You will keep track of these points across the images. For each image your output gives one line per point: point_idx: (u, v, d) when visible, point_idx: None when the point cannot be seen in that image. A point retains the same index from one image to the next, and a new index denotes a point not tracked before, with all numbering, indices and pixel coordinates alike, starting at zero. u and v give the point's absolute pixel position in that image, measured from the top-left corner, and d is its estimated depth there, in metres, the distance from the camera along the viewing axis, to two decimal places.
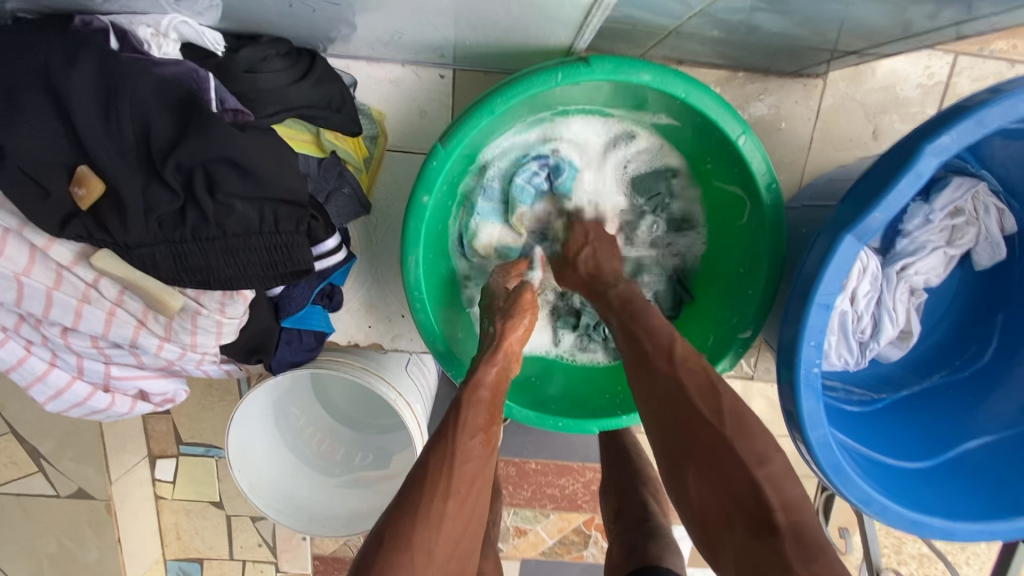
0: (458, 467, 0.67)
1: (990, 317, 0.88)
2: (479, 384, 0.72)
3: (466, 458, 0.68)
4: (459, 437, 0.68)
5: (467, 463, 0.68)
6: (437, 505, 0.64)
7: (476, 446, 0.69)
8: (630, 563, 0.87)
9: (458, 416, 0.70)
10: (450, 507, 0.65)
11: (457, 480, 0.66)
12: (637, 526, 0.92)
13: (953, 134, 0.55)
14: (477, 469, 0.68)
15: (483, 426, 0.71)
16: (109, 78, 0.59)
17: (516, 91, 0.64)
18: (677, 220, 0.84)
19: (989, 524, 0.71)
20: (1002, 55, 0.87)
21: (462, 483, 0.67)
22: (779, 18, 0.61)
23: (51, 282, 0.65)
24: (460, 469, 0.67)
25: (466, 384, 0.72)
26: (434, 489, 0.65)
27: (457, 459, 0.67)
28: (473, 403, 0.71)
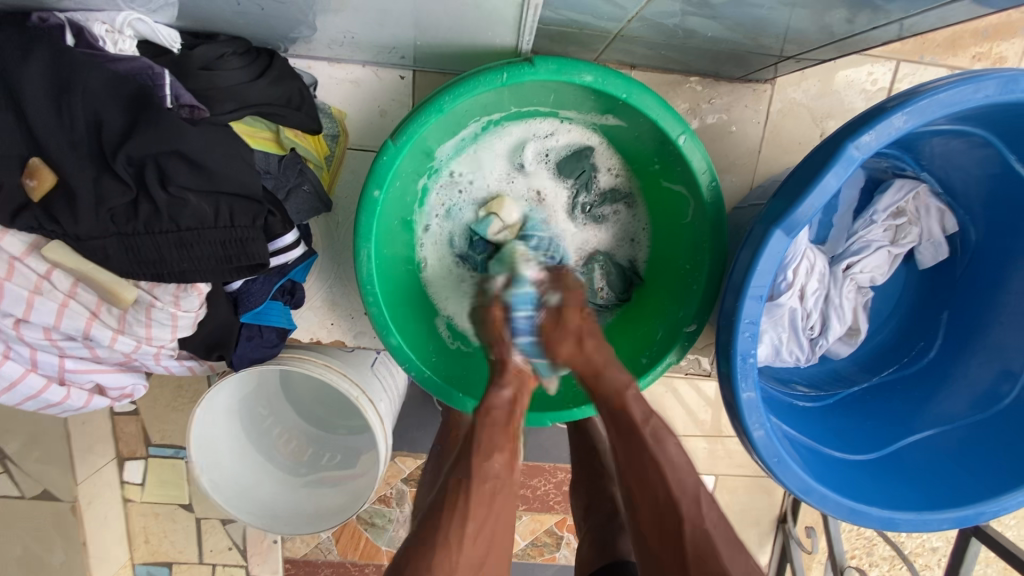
0: (476, 489, 0.70)
1: (936, 315, 0.90)
2: (492, 405, 0.73)
3: (484, 478, 0.70)
4: (476, 457, 0.71)
5: (486, 484, 0.70)
6: (457, 528, 0.67)
7: (493, 462, 0.71)
8: (599, 558, 0.85)
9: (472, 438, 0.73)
10: (470, 529, 0.67)
11: (475, 499, 0.69)
12: (607, 519, 0.91)
13: (873, 134, 0.59)
14: (495, 490, 0.70)
15: (502, 446, 0.72)
16: (61, 73, 0.60)
17: (462, 91, 0.68)
18: (612, 192, 0.88)
19: (924, 514, 0.73)
20: (941, 62, 0.91)
21: (481, 503, 0.69)
22: (710, 21, 0.65)
23: (3, 273, 0.67)
24: (478, 490, 0.70)
25: (479, 409, 0.74)
26: (454, 511, 0.68)
27: (473, 481, 0.70)
28: (489, 423, 0.73)
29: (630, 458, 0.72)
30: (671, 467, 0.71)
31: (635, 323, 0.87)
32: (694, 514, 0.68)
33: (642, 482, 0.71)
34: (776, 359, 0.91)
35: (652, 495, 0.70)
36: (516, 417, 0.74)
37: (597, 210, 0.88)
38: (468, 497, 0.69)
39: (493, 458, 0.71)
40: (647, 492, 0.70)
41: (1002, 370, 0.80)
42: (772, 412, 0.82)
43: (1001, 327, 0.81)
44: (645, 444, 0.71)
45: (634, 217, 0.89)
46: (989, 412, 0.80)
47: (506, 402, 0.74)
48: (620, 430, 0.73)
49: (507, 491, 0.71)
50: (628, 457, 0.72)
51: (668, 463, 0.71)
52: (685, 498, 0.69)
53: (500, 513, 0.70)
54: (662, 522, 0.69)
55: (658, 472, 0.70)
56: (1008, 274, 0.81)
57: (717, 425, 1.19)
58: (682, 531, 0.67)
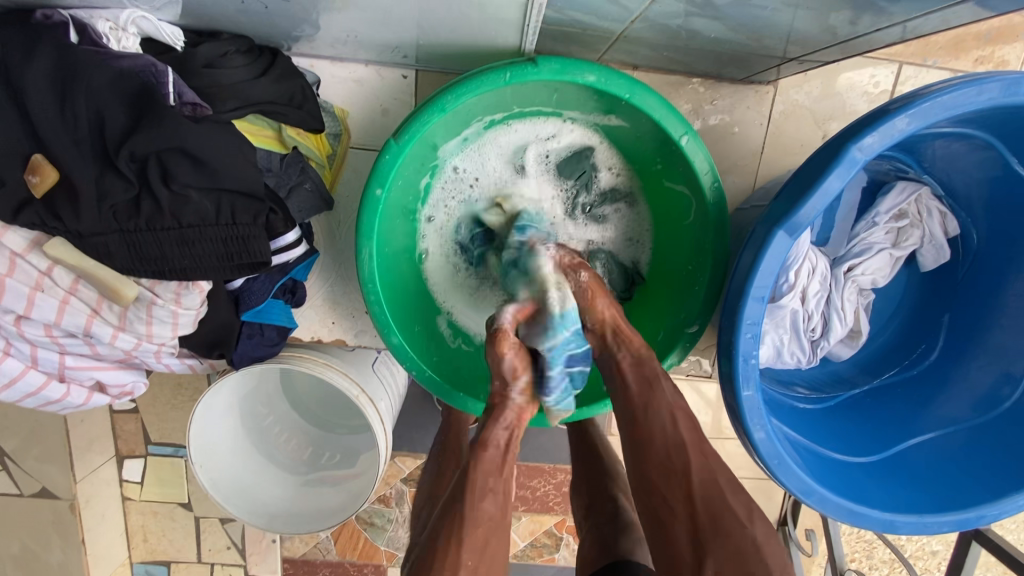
0: (468, 532, 0.66)
1: (937, 318, 0.90)
2: (488, 442, 0.71)
3: (473, 525, 0.67)
4: (467, 501, 0.68)
5: (479, 527, 0.67)
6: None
7: (482, 500, 0.68)
8: (601, 559, 0.85)
9: (464, 480, 0.70)
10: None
11: (468, 545, 0.66)
12: (609, 518, 0.90)
13: (876, 135, 0.59)
14: (488, 534, 0.67)
15: (494, 484, 0.70)
16: (63, 70, 0.60)
17: (466, 90, 0.68)
18: (612, 191, 0.88)
19: (924, 516, 0.73)
20: (944, 65, 0.91)
21: (473, 550, 0.66)
22: (713, 22, 0.66)
23: (4, 269, 0.66)
24: (470, 535, 0.66)
25: (476, 442, 0.71)
26: (445, 562, 0.64)
27: (465, 526, 0.66)
28: (482, 465, 0.70)
29: (643, 415, 0.72)
30: (681, 414, 0.72)
31: (637, 323, 0.87)
32: (703, 466, 0.69)
33: (656, 433, 0.71)
34: (778, 360, 0.91)
35: (659, 449, 0.70)
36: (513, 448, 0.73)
37: (598, 210, 0.88)
38: (459, 545, 0.65)
39: (485, 500, 0.68)
40: (658, 441, 0.71)
41: (1004, 374, 0.80)
42: (773, 414, 0.82)
43: (1004, 330, 0.81)
44: (656, 387, 0.72)
45: (635, 216, 0.88)
46: (990, 414, 0.80)
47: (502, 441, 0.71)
48: (634, 382, 0.73)
49: (501, 528, 0.69)
50: (642, 404, 0.72)
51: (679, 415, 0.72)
52: (695, 449, 0.70)
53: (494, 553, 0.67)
54: (671, 474, 0.69)
55: (668, 418, 0.71)
56: (1010, 277, 0.81)
57: (718, 427, 1.19)
58: (693, 477, 0.69)
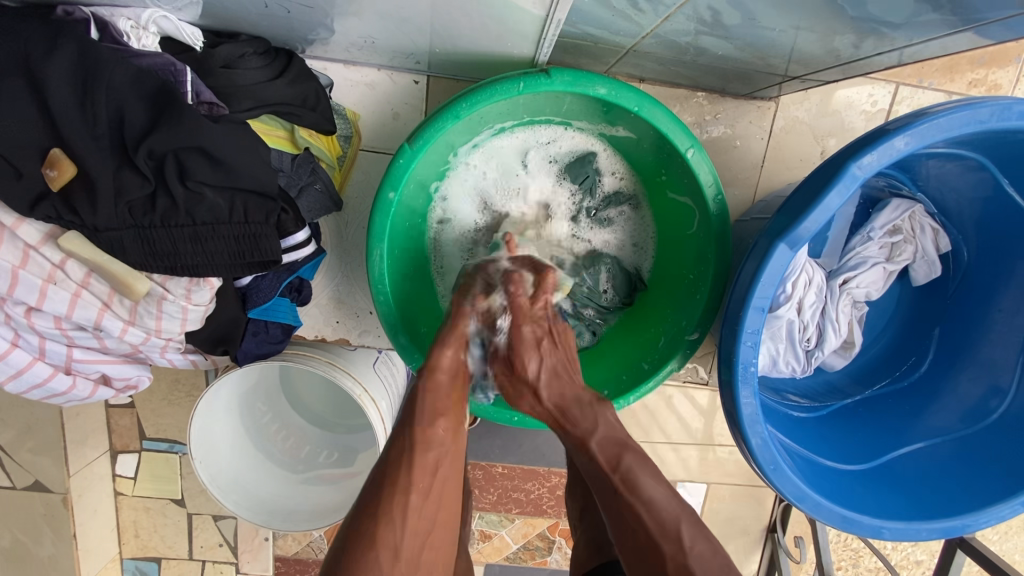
0: (419, 455, 0.68)
1: (929, 331, 0.93)
2: (437, 368, 0.72)
3: (426, 452, 0.68)
4: (419, 424, 0.69)
5: (431, 452, 0.69)
6: (400, 499, 0.65)
7: (437, 429, 0.70)
8: (596, 558, 0.86)
9: (415, 404, 0.70)
10: (413, 499, 0.66)
11: (418, 468, 0.67)
12: (604, 520, 0.92)
13: (875, 154, 0.61)
14: (439, 458, 0.69)
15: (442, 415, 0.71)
16: (86, 67, 0.61)
17: (481, 97, 0.69)
18: (616, 195, 0.89)
19: (913, 522, 0.75)
20: (940, 87, 0.94)
21: (425, 472, 0.67)
22: (722, 41, 0.68)
23: (17, 261, 0.67)
24: (421, 460, 0.68)
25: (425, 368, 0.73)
26: (395, 485, 0.65)
27: (416, 450, 0.67)
28: (432, 387, 0.72)
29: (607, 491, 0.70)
30: (655, 484, 0.69)
31: (637, 328, 0.89)
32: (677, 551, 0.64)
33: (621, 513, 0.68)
34: (773, 369, 0.93)
35: (631, 523, 0.67)
36: (463, 375, 0.74)
37: (603, 213, 0.90)
38: (410, 471, 0.66)
39: (437, 424, 0.70)
40: (632, 542, 0.67)
41: (992, 387, 0.82)
42: (768, 421, 0.84)
43: (992, 345, 0.84)
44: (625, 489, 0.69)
45: (637, 220, 0.91)
46: (979, 426, 0.82)
47: (455, 365, 0.73)
48: (608, 474, 0.70)
49: (453, 458, 0.70)
50: (618, 507, 0.68)
51: (644, 491, 0.68)
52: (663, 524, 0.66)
53: (445, 480, 0.69)
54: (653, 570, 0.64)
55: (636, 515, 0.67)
56: (999, 295, 0.83)
57: (710, 434, 1.21)
58: (670, 575, 0.63)
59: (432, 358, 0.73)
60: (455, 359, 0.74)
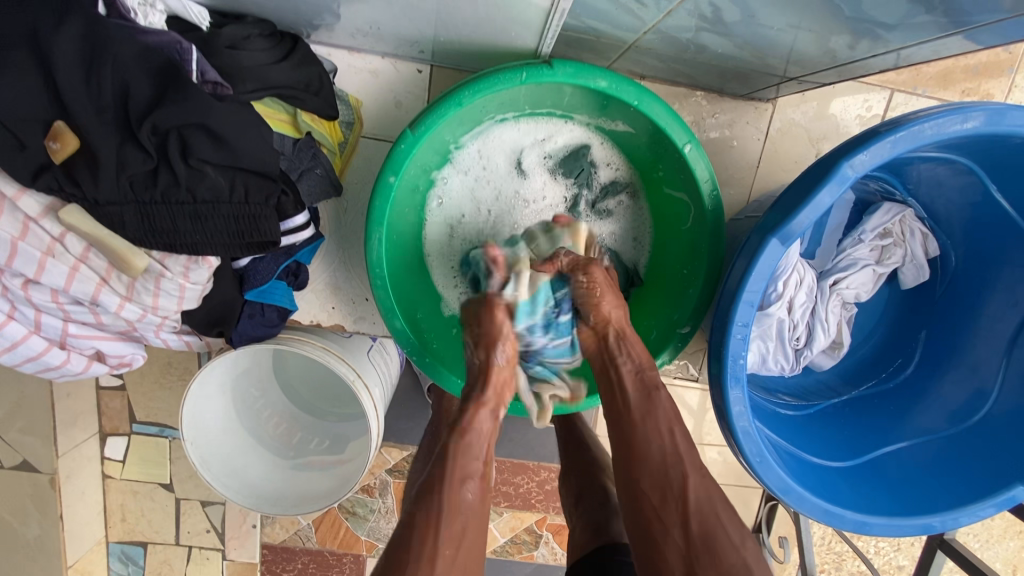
0: (448, 520, 0.64)
1: (914, 334, 0.95)
2: (468, 428, 0.72)
3: (455, 512, 0.65)
4: (450, 485, 0.67)
5: (458, 517, 0.66)
6: (425, 569, 0.60)
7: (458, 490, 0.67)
8: (593, 541, 0.89)
9: (446, 463, 0.69)
10: (439, 570, 0.61)
11: (444, 535, 0.63)
12: (599, 506, 0.94)
13: (866, 154, 0.63)
14: (466, 522, 0.66)
15: (471, 472, 0.69)
16: (91, 41, 0.61)
17: (482, 86, 0.70)
18: (612, 186, 0.90)
19: (895, 519, 0.77)
20: (933, 95, 0.96)
21: (451, 539, 0.63)
22: (722, 39, 0.69)
23: (17, 233, 0.67)
24: (446, 529, 0.64)
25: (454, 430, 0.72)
26: (418, 552, 0.61)
27: (442, 518, 0.64)
28: (463, 448, 0.70)
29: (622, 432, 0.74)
30: (677, 426, 0.73)
31: (631, 321, 0.91)
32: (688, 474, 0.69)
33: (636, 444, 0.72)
34: (762, 368, 0.95)
35: (653, 459, 0.71)
36: (492, 435, 0.74)
37: (601, 206, 0.91)
38: (436, 535, 0.63)
39: (466, 487, 0.68)
40: (653, 460, 0.71)
41: (977, 389, 0.84)
42: (756, 418, 0.86)
43: (976, 350, 0.85)
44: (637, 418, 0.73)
45: (634, 211, 0.92)
46: (961, 427, 0.84)
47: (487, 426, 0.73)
48: (634, 391, 0.75)
49: (477, 525, 0.67)
50: (642, 416, 0.73)
51: (661, 425, 0.73)
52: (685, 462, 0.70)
53: (469, 547, 0.65)
54: (666, 491, 0.69)
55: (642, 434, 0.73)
56: (986, 298, 0.85)
57: (699, 434, 1.22)
58: (688, 497, 0.68)
59: (465, 421, 0.72)
60: (487, 422, 0.73)
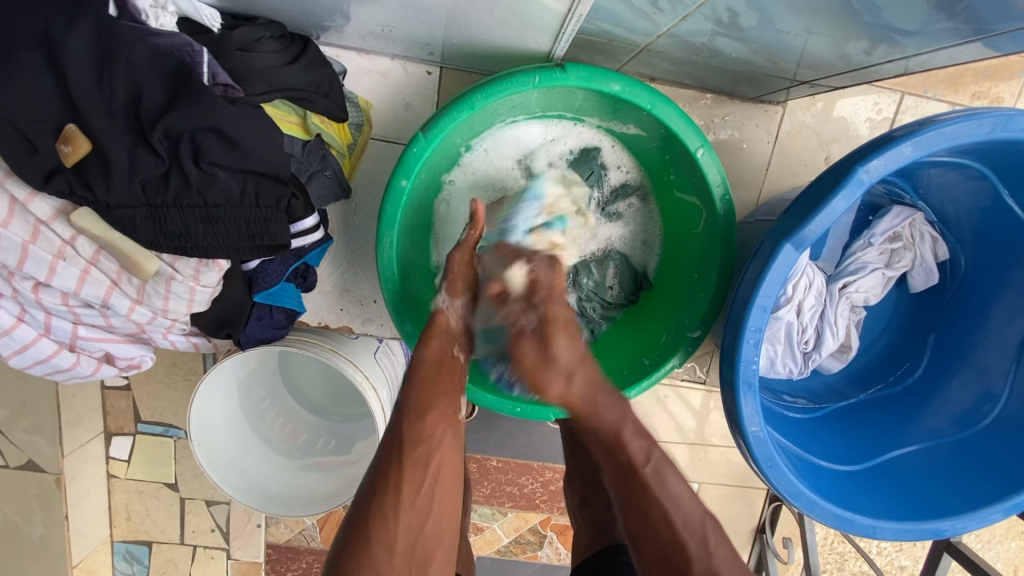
0: (418, 460, 0.67)
1: (923, 338, 0.95)
2: (425, 363, 0.73)
3: (422, 444, 0.68)
4: (414, 418, 0.69)
5: (424, 450, 0.68)
6: (391, 496, 0.64)
7: (427, 427, 0.69)
8: (597, 543, 0.89)
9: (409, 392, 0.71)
10: (404, 497, 0.64)
11: (412, 465, 0.66)
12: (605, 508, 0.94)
13: (882, 159, 0.63)
14: (434, 455, 0.68)
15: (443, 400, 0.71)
16: (103, 44, 0.61)
17: (495, 90, 0.70)
18: (622, 188, 0.90)
19: (903, 522, 0.77)
20: (943, 98, 0.96)
21: (418, 469, 0.66)
22: (736, 43, 0.69)
23: (28, 236, 0.67)
24: (416, 463, 0.66)
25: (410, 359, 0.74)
26: (389, 485, 0.64)
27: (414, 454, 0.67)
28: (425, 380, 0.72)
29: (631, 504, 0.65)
30: (688, 499, 0.64)
31: (641, 325, 0.90)
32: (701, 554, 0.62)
33: (648, 531, 0.64)
34: (771, 371, 0.95)
35: (658, 544, 0.63)
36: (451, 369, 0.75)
37: (612, 209, 0.91)
38: (402, 466, 0.66)
39: (431, 420, 0.70)
40: (661, 532, 0.63)
41: (985, 392, 0.84)
42: (765, 421, 0.86)
43: (985, 354, 0.85)
44: (646, 486, 0.64)
45: (645, 214, 0.92)
46: (968, 431, 0.84)
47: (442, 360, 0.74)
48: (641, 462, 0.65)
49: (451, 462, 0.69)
50: (649, 498, 0.64)
51: (674, 504, 0.64)
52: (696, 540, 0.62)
53: (440, 487, 0.67)
54: (670, 568, 0.62)
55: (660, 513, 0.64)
56: (994, 302, 0.85)
57: (704, 435, 1.22)
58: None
59: (418, 353, 0.74)
60: (441, 350, 0.75)
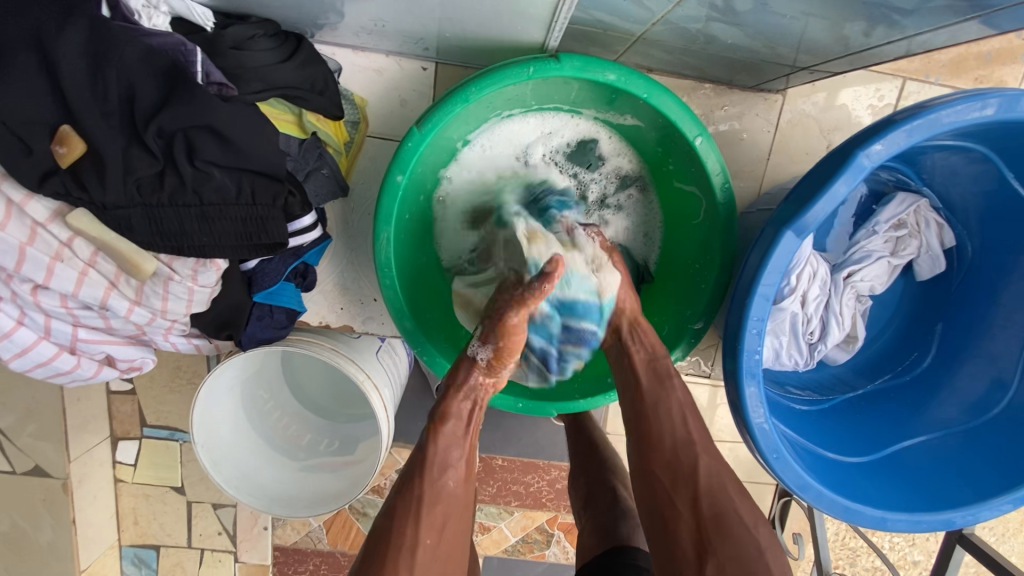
0: (426, 511, 0.68)
1: (931, 326, 0.93)
2: (448, 414, 0.73)
3: (433, 502, 0.69)
4: (428, 477, 0.70)
5: (437, 504, 0.69)
6: (406, 556, 0.65)
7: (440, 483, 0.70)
8: (602, 543, 0.88)
9: (425, 454, 0.71)
10: (421, 553, 0.66)
11: (425, 522, 0.68)
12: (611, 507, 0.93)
13: (884, 143, 0.62)
14: (445, 511, 0.69)
15: (450, 466, 0.72)
16: (97, 45, 0.61)
17: (489, 82, 0.70)
18: (621, 178, 0.89)
19: (916, 514, 0.76)
20: (946, 83, 0.94)
21: (432, 528, 0.68)
22: (732, 29, 0.68)
23: (25, 238, 0.67)
24: (427, 514, 0.68)
25: (434, 416, 0.73)
26: (402, 537, 0.66)
27: (426, 504, 0.68)
28: (440, 435, 0.73)
29: (645, 413, 0.76)
30: (690, 415, 0.76)
31: (643, 318, 0.91)
32: (707, 461, 0.72)
33: (657, 426, 0.75)
34: (776, 363, 0.93)
35: (666, 446, 0.74)
36: (475, 421, 0.75)
37: (611, 199, 0.90)
38: (418, 521, 0.67)
39: (445, 475, 0.71)
40: (667, 434, 0.74)
41: (995, 379, 0.83)
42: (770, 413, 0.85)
43: (996, 341, 0.84)
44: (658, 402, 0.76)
45: (644, 204, 0.91)
46: (981, 419, 0.82)
47: (467, 412, 0.75)
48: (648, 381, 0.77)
49: (459, 511, 0.71)
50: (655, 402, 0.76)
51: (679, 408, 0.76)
52: (702, 447, 0.74)
53: (450, 538, 0.69)
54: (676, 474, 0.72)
55: (670, 417, 0.75)
56: (1003, 289, 0.84)
57: (710, 430, 1.20)
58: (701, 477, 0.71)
59: (443, 408, 0.73)
60: (469, 404, 0.75)
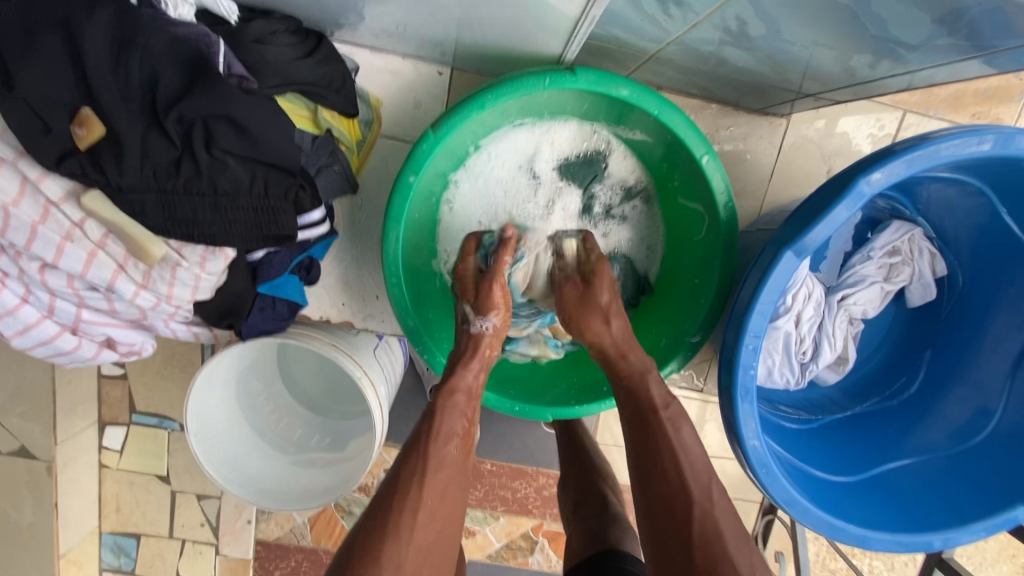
0: (430, 475, 0.67)
1: (920, 353, 0.96)
2: (455, 389, 0.74)
3: (439, 466, 0.68)
4: (433, 443, 0.69)
5: (440, 472, 0.68)
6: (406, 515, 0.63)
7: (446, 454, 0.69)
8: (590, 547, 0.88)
9: (433, 423, 0.71)
10: (420, 519, 0.64)
11: (428, 485, 0.66)
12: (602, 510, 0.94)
13: (883, 171, 0.64)
14: (449, 478, 0.68)
15: (451, 439, 0.71)
16: (124, 31, 0.62)
17: (506, 89, 0.71)
18: (627, 190, 0.91)
19: (898, 535, 0.77)
20: (944, 117, 0.97)
21: (434, 492, 0.66)
22: (744, 53, 0.71)
23: (37, 216, 0.67)
24: (430, 479, 0.67)
25: (443, 389, 0.74)
26: (403, 498, 0.64)
27: (428, 468, 0.67)
28: (450, 407, 0.73)
29: (644, 444, 0.70)
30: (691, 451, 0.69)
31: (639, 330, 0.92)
32: (705, 500, 0.65)
33: (657, 466, 0.68)
34: (768, 380, 0.95)
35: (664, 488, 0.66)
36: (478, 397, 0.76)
37: (616, 210, 0.92)
38: (421, 484, 0.66)
39: (448, 444, 0.70)
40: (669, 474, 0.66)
41: (980, 408, 0.85)
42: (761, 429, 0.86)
43: (981, 370, 0.86)
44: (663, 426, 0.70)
45: (648, 216, 0.92)
46: (964, 446, 0.84)
47: (470, 385, 0.76)
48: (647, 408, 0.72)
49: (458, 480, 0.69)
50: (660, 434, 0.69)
51: (682, 447, 0.69)
52: (698, 488, 0.66)
53: (450, 504, 0.67)
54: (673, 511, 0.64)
55: (673, 457, 0.68)
56: (991, 320, 0.86)
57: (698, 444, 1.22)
58: (693, 522, 0.63)
59: (452, 380, 0.75)
60: (471, 380, 0.76)
